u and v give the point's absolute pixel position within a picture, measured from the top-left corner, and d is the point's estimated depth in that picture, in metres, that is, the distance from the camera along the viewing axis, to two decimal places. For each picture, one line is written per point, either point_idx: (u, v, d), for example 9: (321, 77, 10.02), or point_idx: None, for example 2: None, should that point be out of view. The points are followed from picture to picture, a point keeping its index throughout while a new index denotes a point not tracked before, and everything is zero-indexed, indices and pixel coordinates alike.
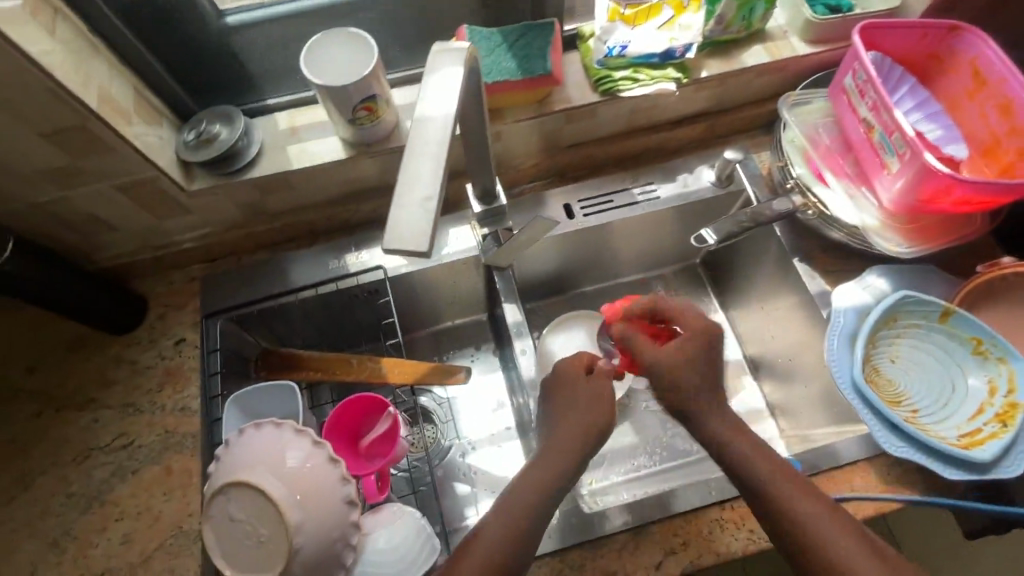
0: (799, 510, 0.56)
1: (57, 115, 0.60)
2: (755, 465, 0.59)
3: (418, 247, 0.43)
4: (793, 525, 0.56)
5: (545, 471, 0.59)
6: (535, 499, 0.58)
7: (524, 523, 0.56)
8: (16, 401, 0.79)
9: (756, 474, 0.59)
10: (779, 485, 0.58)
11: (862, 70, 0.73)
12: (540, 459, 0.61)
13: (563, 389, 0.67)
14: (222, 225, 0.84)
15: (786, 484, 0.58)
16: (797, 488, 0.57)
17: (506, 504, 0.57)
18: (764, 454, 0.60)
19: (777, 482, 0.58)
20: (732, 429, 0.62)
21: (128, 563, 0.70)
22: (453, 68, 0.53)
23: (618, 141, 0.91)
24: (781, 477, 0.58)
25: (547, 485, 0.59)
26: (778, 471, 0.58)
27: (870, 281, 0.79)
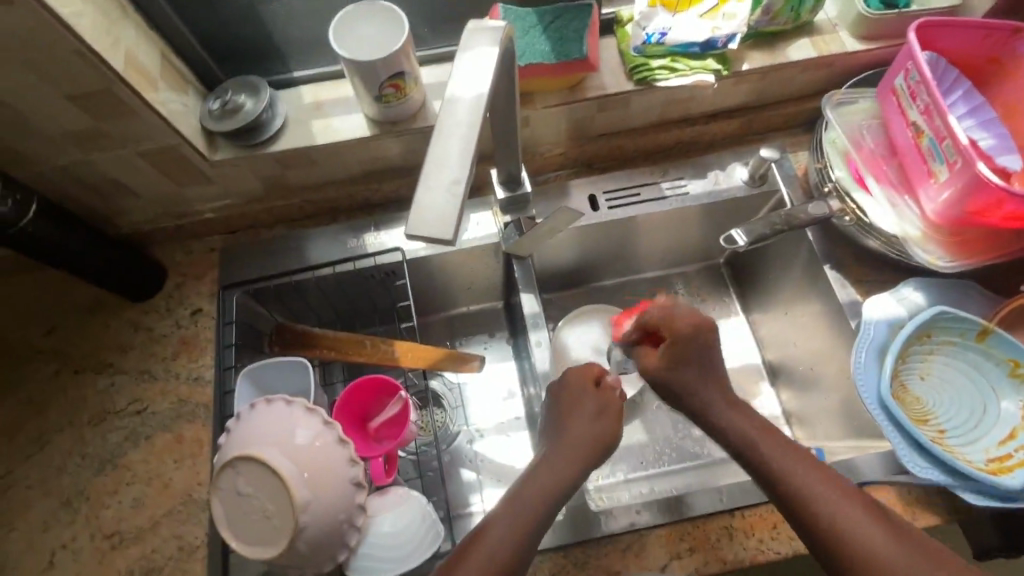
0: (814, 490, 0.54)
1: (84, 78, 0.60)
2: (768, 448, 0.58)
3: (442, 233, 0.42)
4: (807, 505, 0.54)
5: (559, 469, 0.59)
6: (548, 492, 0.57)
7: (530, 521, 0.55)
8: (37, 360, 0.80)
9: (769, 457, 0.57)
10: (792, 466, 0.56)
11: (916, 71, 0.69)
12: (555, 456, 0.60)
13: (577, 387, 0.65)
14: (243, 197, 0.84)
15: (800, 466, 0.56)
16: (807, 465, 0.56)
17: (515, 496, 0.57)
18: (775, 437, 0.58)
19: (792, 465, 0.56)
20: (760, 429, 0.59)
21: (137, 527, 0.71)
22: (487, 49, 0.50)
23: (649, 133, 0.88)
24: (795, 459, 0.57)
25: (557, 484, 0.58)
26: (790, 452, 0.57)
27: (905, 294, 0.76)
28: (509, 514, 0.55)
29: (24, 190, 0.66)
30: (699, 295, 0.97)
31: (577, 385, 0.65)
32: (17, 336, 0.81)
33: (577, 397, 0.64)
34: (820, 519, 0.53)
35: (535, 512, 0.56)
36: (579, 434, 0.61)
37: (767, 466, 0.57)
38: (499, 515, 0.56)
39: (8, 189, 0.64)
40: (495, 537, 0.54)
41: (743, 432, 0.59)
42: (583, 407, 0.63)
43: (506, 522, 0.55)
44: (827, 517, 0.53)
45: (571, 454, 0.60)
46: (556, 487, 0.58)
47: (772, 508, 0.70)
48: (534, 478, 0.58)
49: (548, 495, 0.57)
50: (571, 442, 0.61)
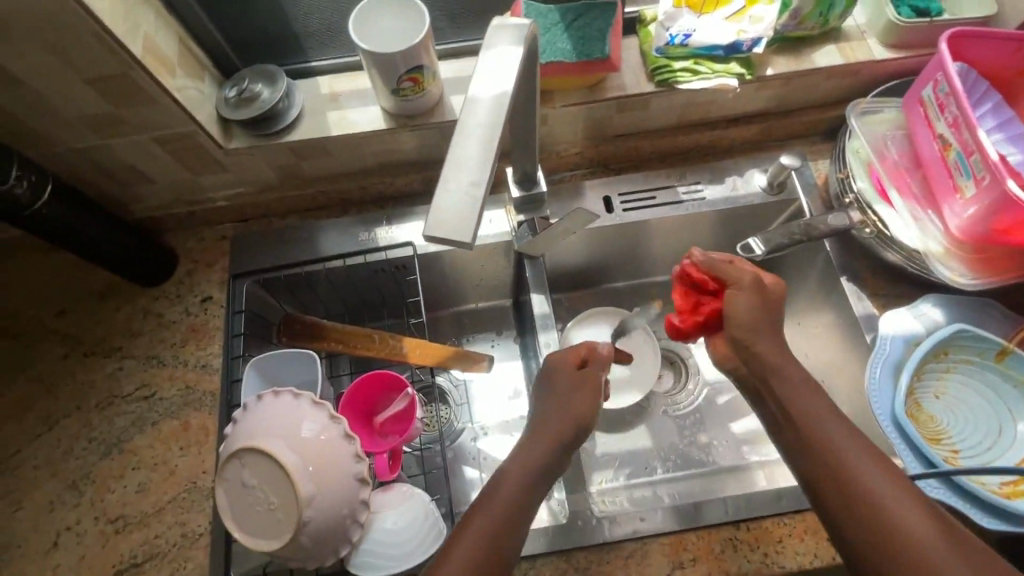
0: (850, 456, 0.52)
1: (103, 62, 0.59)
2: (814, 413, 0.56)
3: (460, 236, 0.41)
4: (839, 468, 0.52)
5: (546, 466, 0.57)
6: (526, 491, 0.55)
7: (505, 521, 0.53)
8: (47, 342, 0.80)
9: (813, 423, 0.55)
10: (843, 439, 0.53)
11: (946, 82, 0.67)
12: (532, 448, 0.58)
13: (566, 375, 0.63)
14: (256, 185, 0.83)
15: (844, 435, 0.54)
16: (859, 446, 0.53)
17: (487, 497, 0.55)
18: (824, 405, 0.56)
19: (834, 432, 0.54)
20: (829, 411, 0.56)
21: (141, 512, 0.71)
22: (510, 47, 0.49)
23: (667, 136, 0.86)
24: (840, 426, 0.55)
25: (533, 480, 0.56)
26: (837, 420, 0.55)
27: (923, 310, 0.74)
28: (485, 512, 0.54)
29: (39, 171, 0.66)
30: None
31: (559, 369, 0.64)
32: (28, 317, 0.82)
33: (562, 391, 0.62)
34: (849, 483, 0.51)
35: (512, 513, 0.54)
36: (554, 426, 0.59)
37: (807, 433, 0.55)
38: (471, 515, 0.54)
39: (24, 170, 0.64)
40: (475, 535, 0.52)
41: (811, 411, 0.56)
42: (573, 396, 0.62)
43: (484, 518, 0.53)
44: (857, 481, 0.51)
45: (549, 447, 0.58)
46: (540, 485, 0.56)
47: (778, 522, 0.69)
48: (508, 478, 0.56)
49: (530, 494, 0.55)
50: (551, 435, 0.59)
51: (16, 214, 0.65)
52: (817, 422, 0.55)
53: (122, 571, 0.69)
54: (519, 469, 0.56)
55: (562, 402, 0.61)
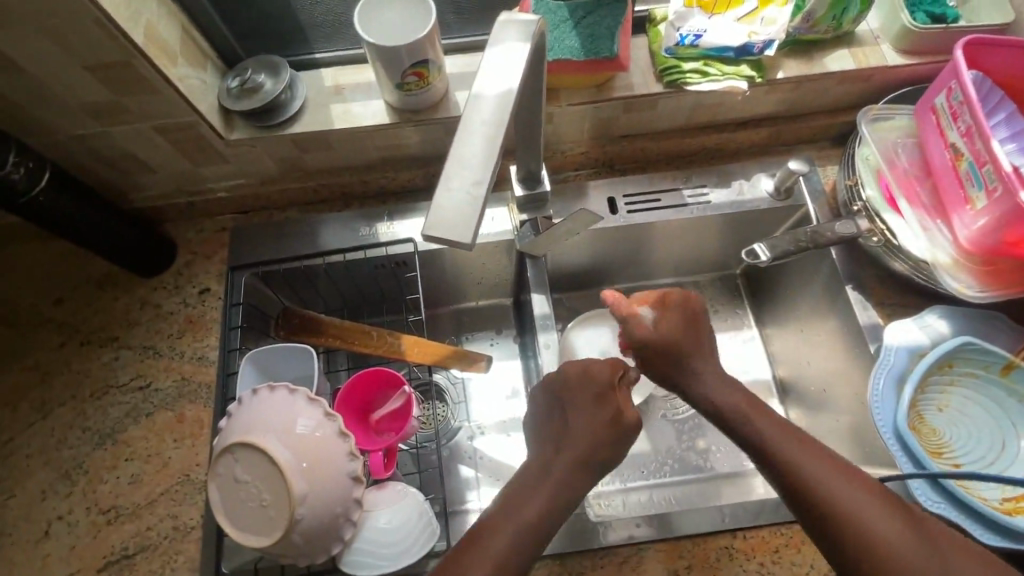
0: (820, 476, 0.52)
1: (104, 50, 0.58)
2: (771, 436, 0.55)
3: (460, 237, 0.40)
4: (813, 489, 0.52)
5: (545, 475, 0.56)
6: (546, 506, 0.54)
7: (520, 541, 0.52)
8: (44, 329, 0.80)
9: (774, 446, 0.55)
10: (808, 459, 0.53)
11: (959, 90, 0.66)
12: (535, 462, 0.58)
13: (583, 374, 0.61)
14: (257, 177, 0.82)
15: (808, 454, 0.53)
16: (826, 465, 0.53)
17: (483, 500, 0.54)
18: (779, 425, 0.56)
19: (797, 453, 0.54)
20: (780, 429, 0.56)
21: (134, 504, 0.71)
22: (517, 43, 0.48)
23: (674, 138, 0.85)
24: (800, 447, 0.54)
25: (548, 494, 0.55)
26: (795, 440, 0.55)
27: (929, 321, 0.73)
28: (496, 536, 0.52)
29: (37, 159, 0.65)
30: (712, 305, 0.95)
31: (586, 372, 0.61)
32: (24, 304, 0.81)
33: (576, 396, 0.60)
34: (825, 503, 0.51)
35: (525, 528, 0.53)
36: (562, 430, 0.59)
37: (772, 455, 0.54)
38: (481, 531, 0.53)
39: (22, 157, 0.63)
40: (488, 552, 0.51)
41: (768, 435, 0.55)
42: (585, 401, 0.59)
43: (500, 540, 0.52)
44: (834, 502, 0.51)
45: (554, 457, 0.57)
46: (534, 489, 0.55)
47: (775, 531, 0.68)
48: (516, 494, 0.55)
49: (534, 502, 0.54)
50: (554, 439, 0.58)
51: (13, 201, 0.64)
52: (776, 446, 0.55)
53: (112, 562, 0.68)
54: (525, 480, 0.56)
55: (576, 407, 0.59)
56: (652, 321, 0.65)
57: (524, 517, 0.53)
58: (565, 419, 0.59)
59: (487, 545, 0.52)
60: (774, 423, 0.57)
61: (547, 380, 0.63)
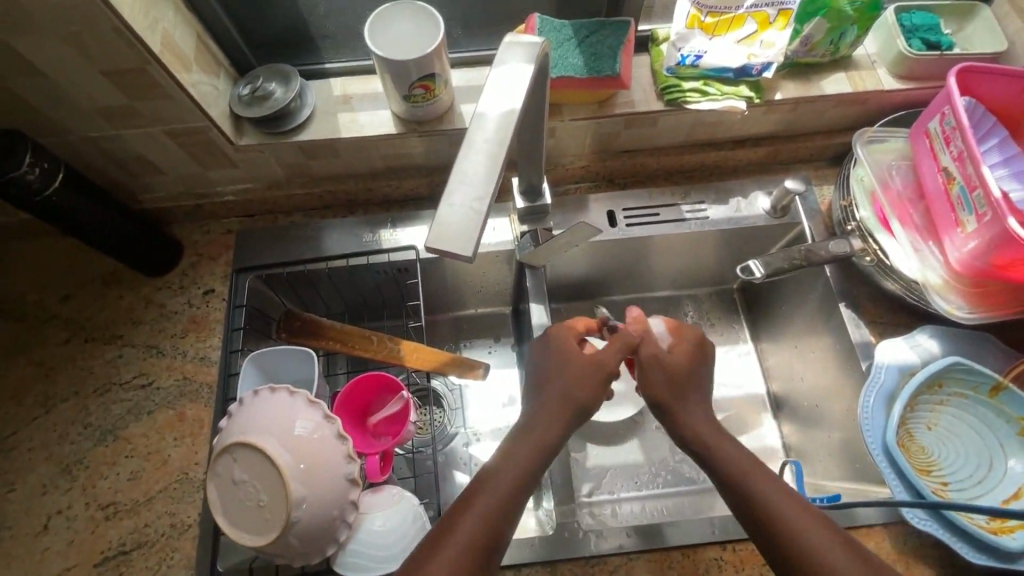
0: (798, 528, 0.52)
1: (121, 56, 0.60)
2: (758, 484, 0.55)
3: (462, 248, 0.42)
4: (785, 536, 0.52)
5: (525, 478, 0.57)
6: (508, 506, 0.55)
7: (481, 534, 0.53)
8: (50, 326, 0.81)
9: (759, 494, 0.54)
10: (768, 490, 0.54)
11: (952, 116, 0.68)
12: (513, 464, 0.57)
13: (562, 349, 0.66)
14: (264, 182, 0.84)
15: (792, 507, 0.53)
16: (782, 494, 0.54)
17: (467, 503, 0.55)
18: (768, 476, 0.56)
19: (784, 505, 0.53)
20: (748, 461, 0.57)
21: (132, 500, 0.72)
22: (522, 63, 0.50)
23: (673, 154, 0.87)
24: (777, 491, 0.54)
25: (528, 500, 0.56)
26: (784, 494, 0.54)
27: (919, 340, 0.75)
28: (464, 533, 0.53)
29: (52, 159, 0.67)
30: (708, 319, 0.96)
31: (565, 347, 0.65)
32: (31, 299, 0.83)
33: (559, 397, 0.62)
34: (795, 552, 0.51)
35: (498, 525, 0.54)
36: (548, 437, 0.59)
37: (747, 496, 0.55)
38: (446, 532, 0.53)
39: (37, 158, 0.65)
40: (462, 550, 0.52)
41: (729, 464, 0.57)
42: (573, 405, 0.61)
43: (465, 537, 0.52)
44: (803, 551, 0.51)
45: (538, 460, 0.58)
46: (520, 495, 0.56)
47: None
48: (484, 493, 0.55)
49: (519, 502, 0.56)
50: (538, 441, 0.59)
51: (27, 200, 0.65)
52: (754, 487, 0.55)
53: (109, 558, 0.69)
54: (507, 477, 0.56)
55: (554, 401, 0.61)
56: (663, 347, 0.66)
57: (493, 511, 0.54)
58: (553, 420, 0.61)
59: (450, 541, 0.52)
60: (762, 472, 0.56)
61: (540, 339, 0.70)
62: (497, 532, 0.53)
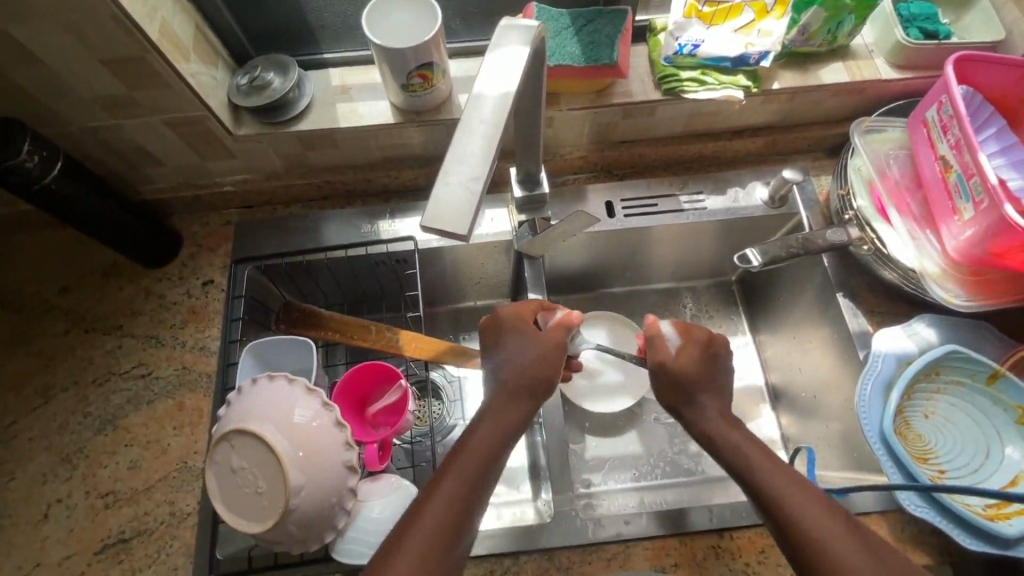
0: (807, 517, 0.51)
1: (120, 45, 0.60)
2: (768, 476, 0.55)
3: (458, 229, 0.42)
4: (795, 527, 0.51)
5: (493, 457, 0.57)
6: (473, 487, 0.54)
7: (444, 524, 0.51)
8: (49, 317, 0.81)
9: (763, 482, 0.55)
10: (773, 478, 0.54)
11: (949, 105, 0.68)
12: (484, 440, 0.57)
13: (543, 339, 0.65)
14: (263, 173, 0.84)
15: (800, 496, 0.53)
16: (789, 483, 0.54)
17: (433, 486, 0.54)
18: (780, 468, 0.55)
19: (791, 493, 0.53)
20: (754, 447, 0.58)
21: (131, 489, 0.72)
22: (519, 47, 0.50)
23: (671, 144, 0.87)
24: (782, 477, 0.55)
25: (487, 476, 0.56)
26: (793, 485, 0.54)
27: (917, 329, 0.75)
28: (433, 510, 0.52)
29: (52, 148, 0.67)
30: (707, 311, 0.97)
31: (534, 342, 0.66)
32: (29, 291, 0.83)
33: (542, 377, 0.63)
34: (806, 542, 0.50)
35: (463, 508, 0.53)
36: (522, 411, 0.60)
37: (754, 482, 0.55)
38: (418, 510, 0.53)
39: (36, 146, 0.65)
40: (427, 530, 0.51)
41: (736, 449, 0.58)
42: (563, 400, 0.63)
43: (426, 527, 0.51)
44: (813, 540, 0.50)
45: (503, 436, 0.58)
46: (488, 472, 0.56)
47: (761, 532, 0.69)
48: (449, 472, 0.55)
49: (484, 479, 0.55)
50: (507, 419, 0.59)
51: (26, 188, 0.66)
52: (760, 474, 0.55)
53: (109, 546, 0.69)
54: (480, 452, 0.56)
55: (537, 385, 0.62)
56: (673, 350, 0.66)
57: (454, 496, 0.53)
58: (534, 398, 0.62)
59: (419, 525, 0.51)
60: (777, 463, 0.56)
61: (481, 329, 0.68)
62: (462, 514, 0.53)
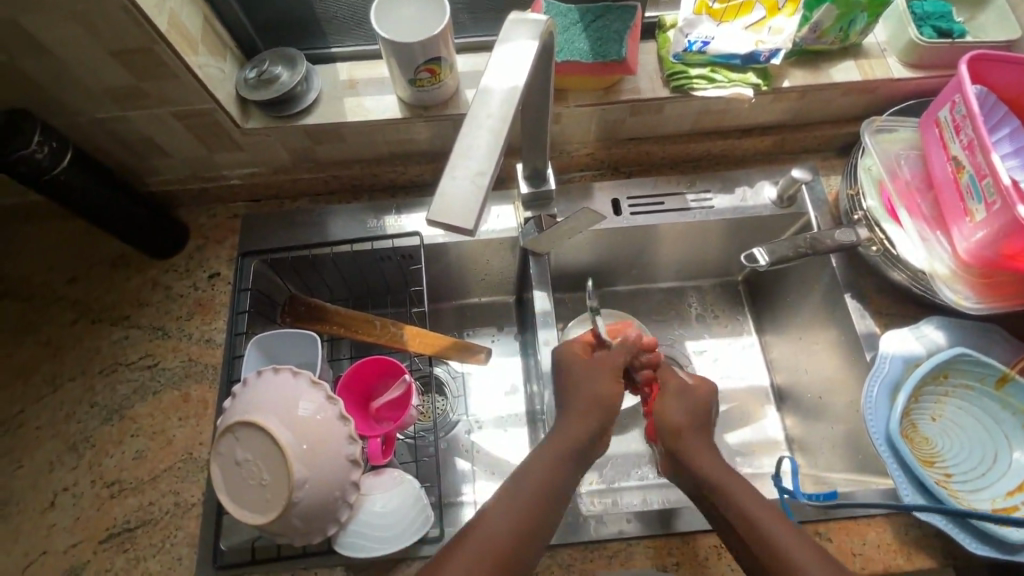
0: (780, 537, 0.53)
1: (128, 36, 0.60)
2: (733, 489, 0.58)
3: (464, 223, 0.42)
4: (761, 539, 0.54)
5: (550, 483, 0.58)
6: (524, 522, 0.55)
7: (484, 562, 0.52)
8: (57, 307, 0.82)
9: (730, 497, 0.57)
10: (736, 489, 0.57)
11: (963, 104, 0.67)
12: (536, 469, 0.58)
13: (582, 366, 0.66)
14: (270, 166, 0.84)
15: (758, 506, 0.56)
16: (747, 495, 0.57)
17: (483, 517, 0.55)
18: (734, 477, 0.59)
19: (752, 506, 0.56)
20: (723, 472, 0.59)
21: (137, 479, 0.73)
22: (527, 41, 0.50)
23: (679, 143, 0.86)
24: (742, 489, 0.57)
25: (540, 506, 0.56)
26: (756, 500, 0.56)
27: (925, 331, 0.74)
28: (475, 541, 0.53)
29: (61, 139, 0.67)
30: (712, 310, 0.96)
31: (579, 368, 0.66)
32: (38, 282, 0.83)
33: (584, 397, 0.64)
34: (780, 562, 0.52)
35: None
36: (569, 447, 0.60)
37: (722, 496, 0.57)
38: (463, 538, 0.54)
39: (46, 137, 0.65)
40: (466, 560, 0.52)
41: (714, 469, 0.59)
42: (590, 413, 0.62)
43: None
44: (786, 558, 0.52)
45: (554, 468, 0.59)
46: (546, 504, 0.56)
47: None
48: (499, 503, 0.56)
49: (537, 513, 0.56)
50: (564, 443, 0.60)
51: (36, 178, 0.66)
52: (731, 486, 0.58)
53: (114, 535, 0.70)
54: (526, 484, 0.57)
55: (580, 408, 0.63)
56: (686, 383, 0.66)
57: (474, 571, 0.51)
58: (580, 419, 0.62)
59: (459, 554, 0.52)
60: (749, 491, 0.57)
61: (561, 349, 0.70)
62: (512, 549, 0.53)
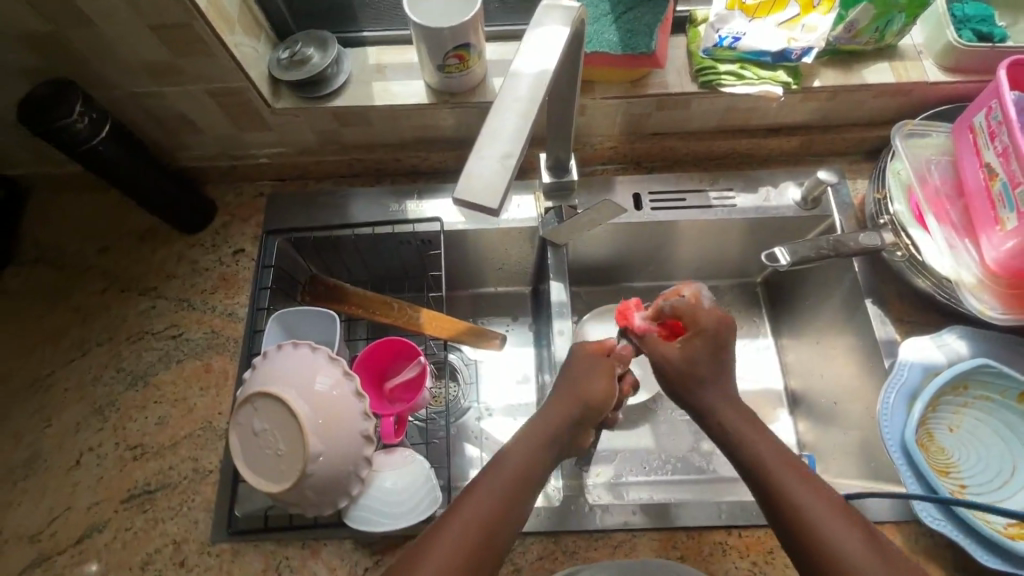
0: (822, 518, 0.51)
1: (168, 13, 0.62)
2: (782, 475, 0.53)
3: (487, 202, 0.42)
4: (796, 520, 0.52)
5: (534, 458, 0.57)
6: (512, 495, 0.55)
7: (471, 535, 0.52)
8: (88, 275, 0.85)
9: (775, 477, 0.53)
10: (774, 462, 0.54)
11: (999, 110, 0.65)
12: (522, 445, 0.58)
13: (581, 363, 0.64)
14: (297, 147, 0.86)
15: (805, 489, 0.53)
16: (796, 475, 0.53)
17: (469, 491, 0.55)
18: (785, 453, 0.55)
19: (798, 487, 0.53)
20: (781, 460, 0.55)
21: (158, 444, 0.75)
22: (558, 26, 0.50)
23: (705, 139, 0.86)
24: (791, 471, 0.54)
25: (527, 483, 0.56)
26: (806, 482, 0.53)
27: (947, 340, 0.73)
28: (457, 519, 0.53)
29: (101, 111, 0.69)
30: (729, 310, 0.95)
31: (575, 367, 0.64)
32: (71, 250, 0.86)
33: (566, 391, 0.62)
34: (809, 530, 0.51)
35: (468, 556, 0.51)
36: (545, 431, 0.59)
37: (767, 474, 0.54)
38: (450, 511, 0.53)
39: (87, 108, 0.68)
40: (452, 534, 0.52)
41: (759, 457, 0.55)
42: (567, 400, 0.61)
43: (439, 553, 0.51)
44: (815, 527, 0.51)
45: (539, 446, 0.58)
46: (533, 476, 0.56)
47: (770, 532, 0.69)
48: (484, 481, 0.55)
49: (525, 492, 0.56)
50: (540, 430, 0.59)
51: (74, 148, 0.68)
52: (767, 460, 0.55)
53: (134, 496, 0.73)
54: (518, 462, 0.56)
55: (563, 400, 0.61)
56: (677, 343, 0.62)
57: (459, 544, 0.51)
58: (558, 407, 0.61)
59: (442, 537, 0.52)
60: (801, 475, 0.54)
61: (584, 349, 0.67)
62: (498, 525, 0.53)
